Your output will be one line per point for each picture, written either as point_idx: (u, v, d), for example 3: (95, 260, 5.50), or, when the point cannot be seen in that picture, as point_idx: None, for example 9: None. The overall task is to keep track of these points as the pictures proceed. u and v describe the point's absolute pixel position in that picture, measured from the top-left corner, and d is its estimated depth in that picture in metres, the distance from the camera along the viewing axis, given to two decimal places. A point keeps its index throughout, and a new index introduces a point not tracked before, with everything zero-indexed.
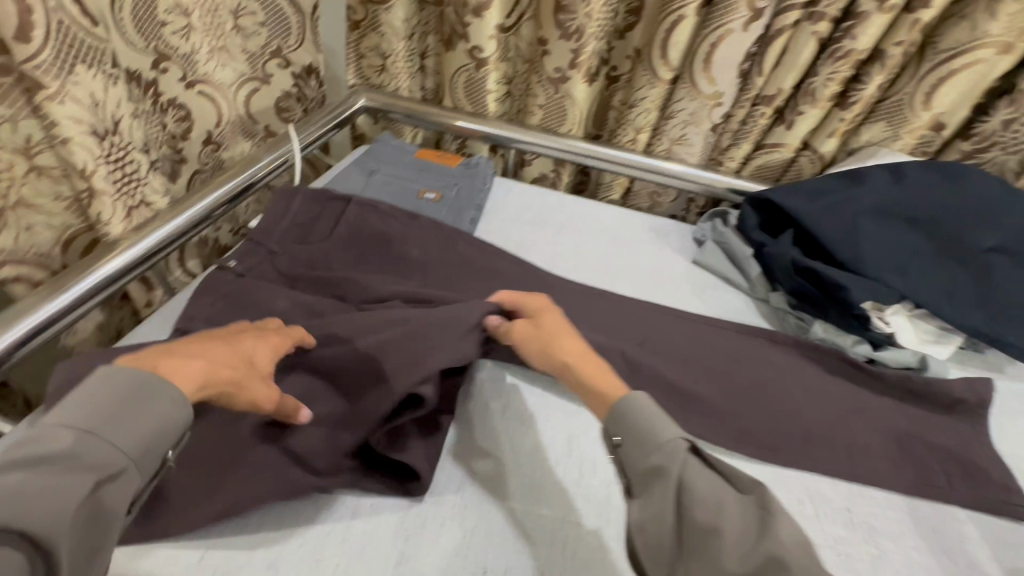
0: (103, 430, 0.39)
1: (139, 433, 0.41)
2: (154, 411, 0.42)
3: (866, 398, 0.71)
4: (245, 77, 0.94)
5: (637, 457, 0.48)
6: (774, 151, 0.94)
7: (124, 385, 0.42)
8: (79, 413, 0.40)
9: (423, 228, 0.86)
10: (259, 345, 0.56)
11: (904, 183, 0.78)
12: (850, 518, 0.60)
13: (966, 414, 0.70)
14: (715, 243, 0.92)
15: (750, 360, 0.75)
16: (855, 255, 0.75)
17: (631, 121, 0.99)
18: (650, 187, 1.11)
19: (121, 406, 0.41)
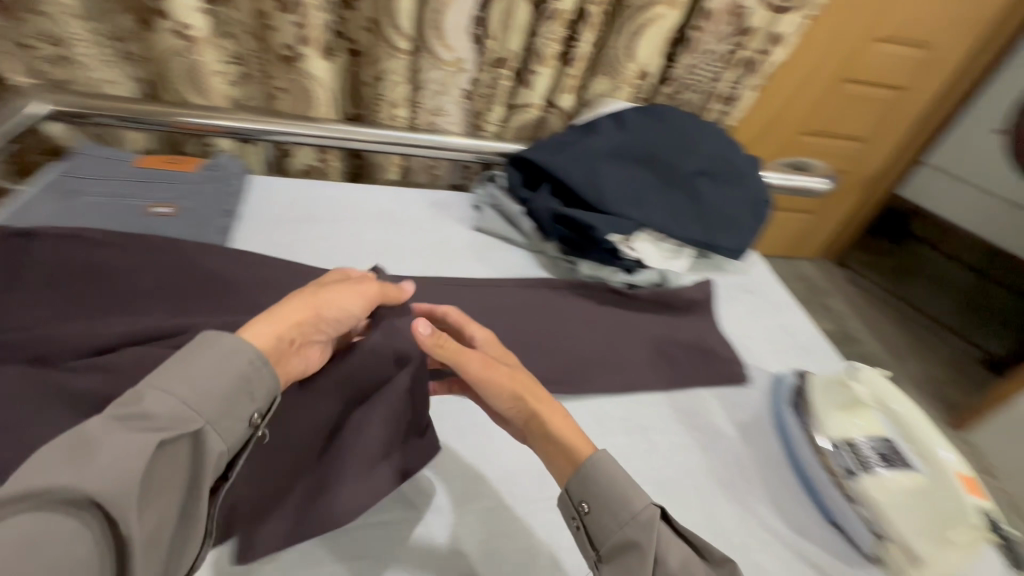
0: (205, 382, 0.41)
1: (215, 389, 0.41)
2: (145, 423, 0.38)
3: (629, 317, 0.82)
4: None
5: (608, 528, 0.47)
6: (526, 111, 1.00)
7: (224, 345, 0.43)
8: (180, 377, 0.40)
9: (153, 250, 0.71)
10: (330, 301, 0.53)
11: (625, 127, 0.90)
12: (626, 425, 0.69)
13: (700, 310, 0.85)
14: (491, 207, 0.96)
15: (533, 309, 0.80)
16: (599, 196, 0.85)
17: (384, 97, 0.96)
18: (424, 161, 1.11)
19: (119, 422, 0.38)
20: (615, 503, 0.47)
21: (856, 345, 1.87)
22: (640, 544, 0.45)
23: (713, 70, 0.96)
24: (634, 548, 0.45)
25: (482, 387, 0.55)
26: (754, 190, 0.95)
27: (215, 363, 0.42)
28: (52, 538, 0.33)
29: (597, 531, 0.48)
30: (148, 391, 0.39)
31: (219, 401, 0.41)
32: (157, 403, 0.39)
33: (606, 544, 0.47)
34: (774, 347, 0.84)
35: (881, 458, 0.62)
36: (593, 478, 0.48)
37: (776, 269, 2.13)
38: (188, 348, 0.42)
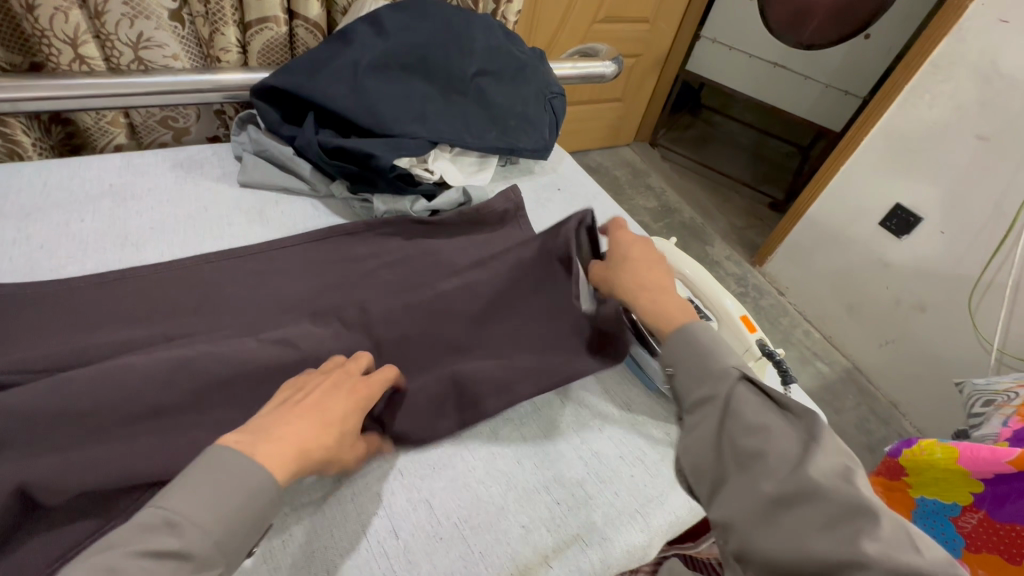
0: (232, 508, 0.37)
1: (237, 519, 0.38)
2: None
3: (442, 246, 0.76)
4: None
5: (691, 386, 0.50)
6: (265, 27, 0.81)
7: (244, 480, 0.38)
8: (204, 498, 0.37)
9: None
10: (337, 399, 0.47)
11: (386, 31, 0.77)
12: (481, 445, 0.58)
13: (513, 220, 0.81)
14: (255, 154, 0.79)
15: (331, 263, 0.70)
16: (373, 118, 0.74)
17: (50, 32, 0.70)
18: (158, 113, 0.86)
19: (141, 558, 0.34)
20: (700, 363, 0.50)
21: (677, 214, 2.06)
22: (717, 395, 0.48)
23: None
24: (714, 402, 0.48)
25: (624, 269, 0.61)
26: (542, 83, 0.91)
27: (208, 492, 0.37)
28: None
29: (681, 392, 0.51)
30: (179, 517, 0.36)
31: (235, 540, 0.38)
32: (192, 537, 0.36)
33: (691, 399, 0.50)
34: None
35: None
36: (686, 341, 0.52)
37: (601, 160, 2.22)
38: (215, 468, 0.38)
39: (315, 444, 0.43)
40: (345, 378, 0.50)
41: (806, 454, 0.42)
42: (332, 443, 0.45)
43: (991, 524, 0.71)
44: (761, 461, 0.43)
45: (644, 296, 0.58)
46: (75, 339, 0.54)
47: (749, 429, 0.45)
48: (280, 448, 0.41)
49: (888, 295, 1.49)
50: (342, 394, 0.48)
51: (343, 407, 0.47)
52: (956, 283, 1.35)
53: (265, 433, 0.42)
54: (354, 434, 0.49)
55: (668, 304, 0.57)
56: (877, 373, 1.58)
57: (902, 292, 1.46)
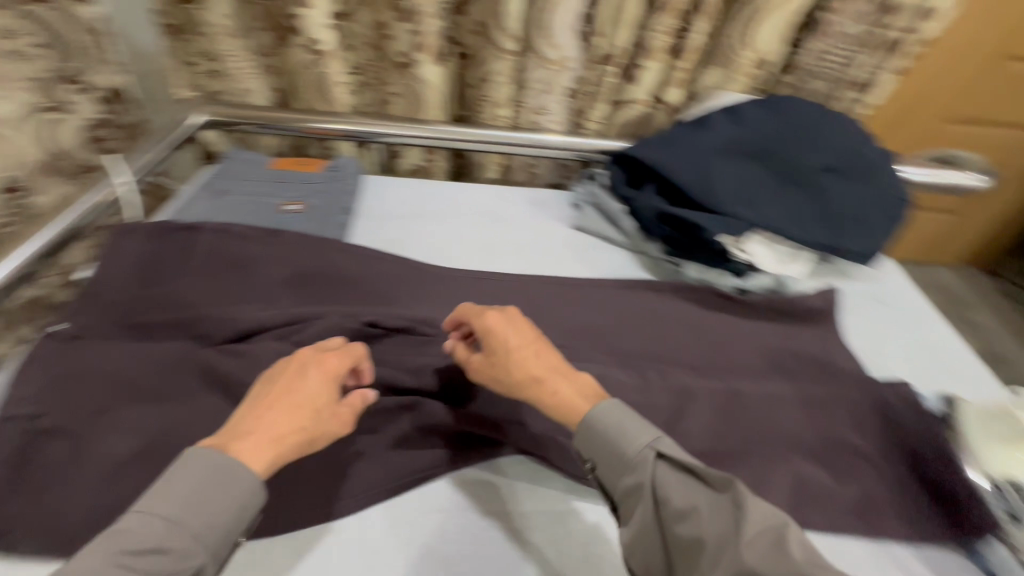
0: (218, 509, 0.43)
1: (223, 515, 0.43)
2: (232, 494, 0.44)
3: (741, 326, 0.77)
4: (39, 108, 0.84)
5: (614, 478, 0.50)
6: (631, 106, 0.96)
7: (222, 476, 0.44)
8: (198, 504, 0.43)
9: (286, 244, 0.78)
10: (308, 381, 0.51)
11: (741, 121, 0.84)
12: None
13: (822, 321, 0.77)
14: (591, 205, 0.94)
15: (637, 312, 0.78)
16: (710, 195, 0.80)
17: (490, 98, 0.97)
18: (525, 160, 1.10)
19: (205, 486, 0.43)
20: (612, 451, 0.51)
21: (1010, 365, 1.61)
22: (642, 477, 0.48)
23: (847, 54, 0.87)
24: (638, 489, 0.48)
25: (501, 353, 0.57)
26: (896, 190, 0.84)
27: (194, 497, 0.43)
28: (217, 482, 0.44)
29: (607, 482, 0.51)
30: (170, 511, 0.42)
31: (245, 510, 0.45)
32: (177, 538, 0.41)
33: (618, 488, 0.50)
34: (916, 369, 0.75)
35: None
36: (592, 433, 0.52)
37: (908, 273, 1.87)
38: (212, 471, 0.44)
39: (293, 441, 0.48)
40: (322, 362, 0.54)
41: (739, 535, 0.44)
42: (314, 431, 0.49)
43: None
44: (698, 546, 0.45)
45: (536, 386, 0.55)
46: (456, 314, 0.73)
47: (679, 515, 0.47)
48: (278, 429, 0.47)
49: None
50: (335, 362, 0.54)
51: (318, 396, 0.51)
52: None
53: (234, 429, 0.47)
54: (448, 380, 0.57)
55: (568, 393, 0.55)
56: None
57: None
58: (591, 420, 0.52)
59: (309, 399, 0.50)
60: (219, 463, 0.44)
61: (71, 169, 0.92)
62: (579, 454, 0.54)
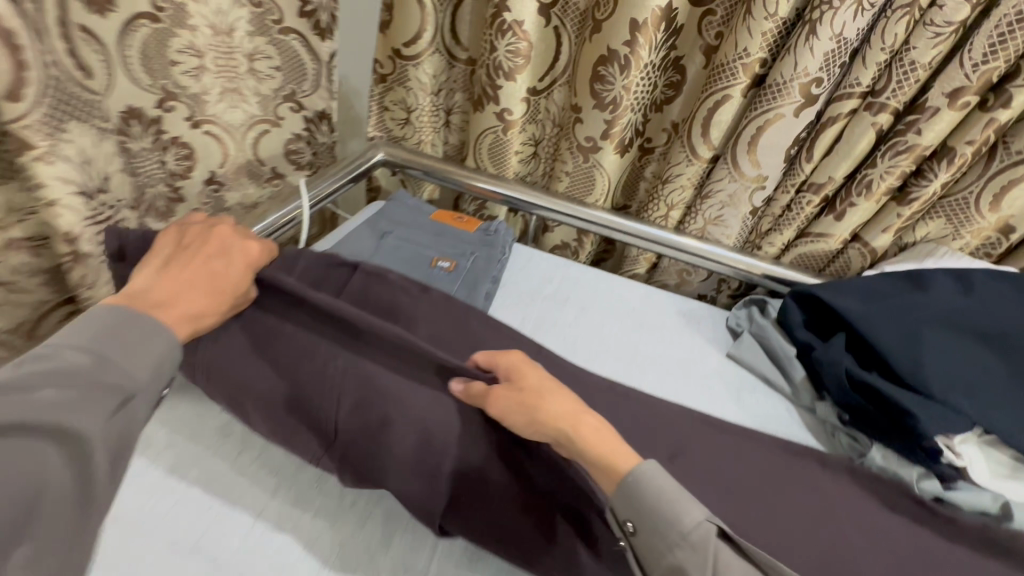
0: (151, 359, 0.48)
1: (149, 361, 0.48)
2: (154, 348, 0.49)
3: (936, 547, 0.61)
4: (256, 119, 0.89)
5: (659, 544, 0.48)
6: (821, 240, 0.85)
7: (153, 341, 0.49)
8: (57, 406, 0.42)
9: (434, 304, 0.77)
10: (520, 367, 0.59)
11: (973, 294, 0.70)
12: None
13: None
14: (753, 336, 0.84)
15: (800, 487, 0.65)
16: (919, 372, 0.66)
17: (664, 197, 0.92)
18: (680, 265, 1.02)
19: (112, 328, 0.47)
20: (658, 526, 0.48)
21: None
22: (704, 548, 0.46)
23: None
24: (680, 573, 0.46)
25: (540, 385, 0.57)
26: None
27: (128, 344, 0.47)
28: (144, 344, 0.48)
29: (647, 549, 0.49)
30: (59, 350, 0.45)
31: (148, 371, 0.48)
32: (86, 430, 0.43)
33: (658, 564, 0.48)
34: None
35: None
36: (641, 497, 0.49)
37: None
38: (112, 327, 0.47)
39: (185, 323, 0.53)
40: (515, 360, 0.59)
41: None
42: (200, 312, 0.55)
43: None
44: None
45: (569, 422, 0.54)
46: None
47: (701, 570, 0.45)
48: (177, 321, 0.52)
49: None
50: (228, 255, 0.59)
51: (227, 276, 0.57)
52: None
53: (149, 297, 0.52)
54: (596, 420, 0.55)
55: (609, 451, 0.53)
56: None
57: None
58: (634, 477, 0.50)
59: (511, 367, 0.59)
60: (127, 313, 0.49)
61: (266, 175, 0.97)
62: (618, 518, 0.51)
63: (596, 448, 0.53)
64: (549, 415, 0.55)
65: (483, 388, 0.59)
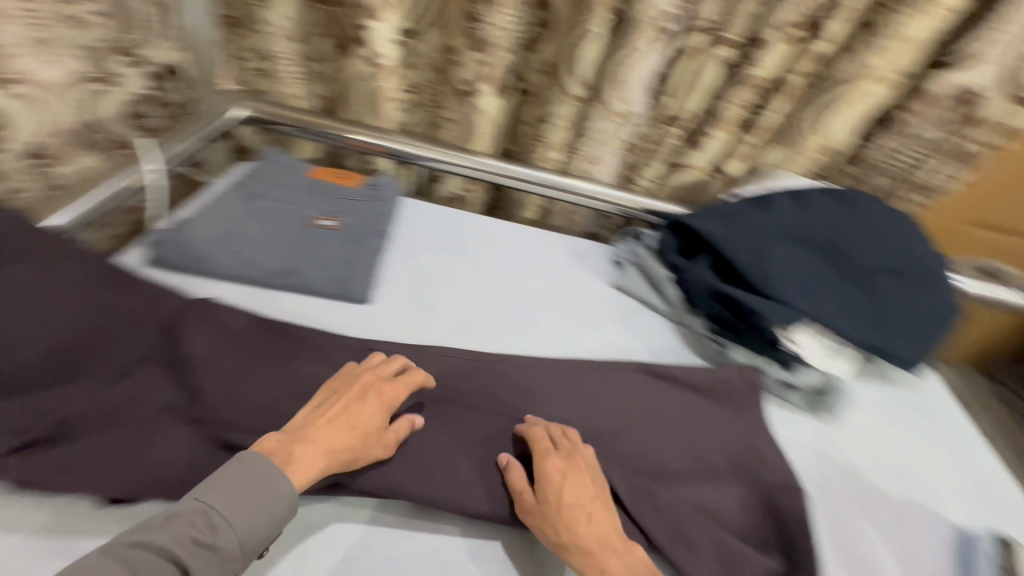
0: (258, 517, 0.47)
1: (257, 525, 0.47)
2: (271, 493, 0.48)
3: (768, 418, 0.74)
4: (77, 74, 0.73)
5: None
6: (687, 172, 0.93)
7: (271, 495, 0.48)
8: (235, 496, 0.47)
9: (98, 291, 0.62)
10: (365, 409, 0.58)
11: (806, 207, 0.81)
12: None
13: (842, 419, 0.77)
14: (634, 266, 0.91)
15: (651, 391, 0.72)
16: (765, 278, 0.77)
17: (547, 139, 0.94)
18: (568, 207, 1.06)
19: (254, 491, 0.48)
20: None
21: None
22: None
23: (918, 156, 0.84)
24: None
25: (325, 427, 0.55)
26: (944, 293, 0.83)
27: (264, 505, 0.48)
28: (267, 488, 0.49)
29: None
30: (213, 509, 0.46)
31: (280, 505, 0.49)
32: (225, 537, 0.46)
33: None
34: (959, 492, 0.71)
35: None
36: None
37: None
38: (256, 480, 0.48)
39: (334, 459, 0.54)
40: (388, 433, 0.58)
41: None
42: (357, 455, 0.55)
43: None
44: None
45: (602, 549, 0.54)
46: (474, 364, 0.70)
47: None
48: (310, 464, 0.52)
49: None
50: (392, 389, 0.60)
51: (366, 418, 0.57)
52: None
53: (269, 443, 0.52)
54: (380, 445, 0.57)
55: (591, 543, 0.54)
56: None
57: None
58: None
59: (361, 420, 0.57)
60: (259, 465, 0.49)
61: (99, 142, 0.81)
62: None
63: (586, 545, 0.54)
64: (580, 534, 0.54)
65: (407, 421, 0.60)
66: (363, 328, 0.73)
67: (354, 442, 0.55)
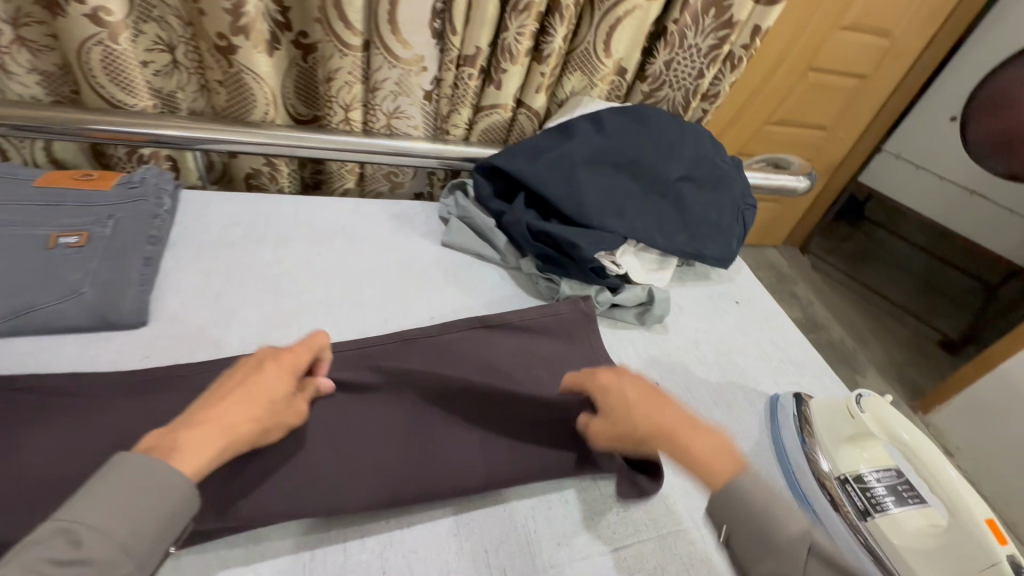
0: (146, 517, 0.38)
1: (147, 525, 0.38)
2: (156, 495, 0.39)
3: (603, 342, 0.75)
4: None
5: (749, 556, 0.44)
6: (494, 112, 0.91)
7: (161, 486, 0.39)
8: (111, 507, 0.37)
9: None
10: (268, 372, 0.51)
11: (605, 130, 0.83)
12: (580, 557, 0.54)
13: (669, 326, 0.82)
14: (460, 219, 0.87)
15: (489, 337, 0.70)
16: (580, 207, 0.78)
17: (336, 99, 0.84)
18: (384, 168, 0.99)
19: (136, 492, 0.38)
20: (759, 535, 0.44)
21: (824, 332, 2.07)
22: (792, 554, 0.43)
23: (695, 66, 0.89)
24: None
25: (254, 388, 0.49)
26: (738, 194, 0.90)
27: (129, 507, 0.38)
28: (143, 489, 0.39)
29: (739, 559, 0.45)
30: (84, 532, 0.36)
31: (141, 514, 0.38)
32: (98, 545, 0.36)
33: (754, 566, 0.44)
34: (768, 364, 0.80)
35: (893, 494, 0.58)
36: (739, 504, 0.45)
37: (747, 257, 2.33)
38: (133, 481, 0.39)
39: (246, 431, 0.46)
40: (266, 380, 0.50)
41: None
42: (267, 423, 0.49)
43: None
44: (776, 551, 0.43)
45: (668, 440, 0.49)
46: None
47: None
48: (211, 442, 0.44)
49: None
50: (295, 353, 0.54)
51: (270, 387, 0.50)
52: None
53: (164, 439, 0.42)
54: (290, 410, 0.53)
55: (702, 449, 0.47)
56: None
57: None
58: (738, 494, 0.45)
59: (267, 393, 0.50)
60: (148, 470, 0.39)
61: None
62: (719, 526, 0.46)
63: (671, 434, 0.49)
64: (666, 420, 0.50)
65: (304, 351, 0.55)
66: (145, 353, 0.62)
67: (262, 415, 0.48)
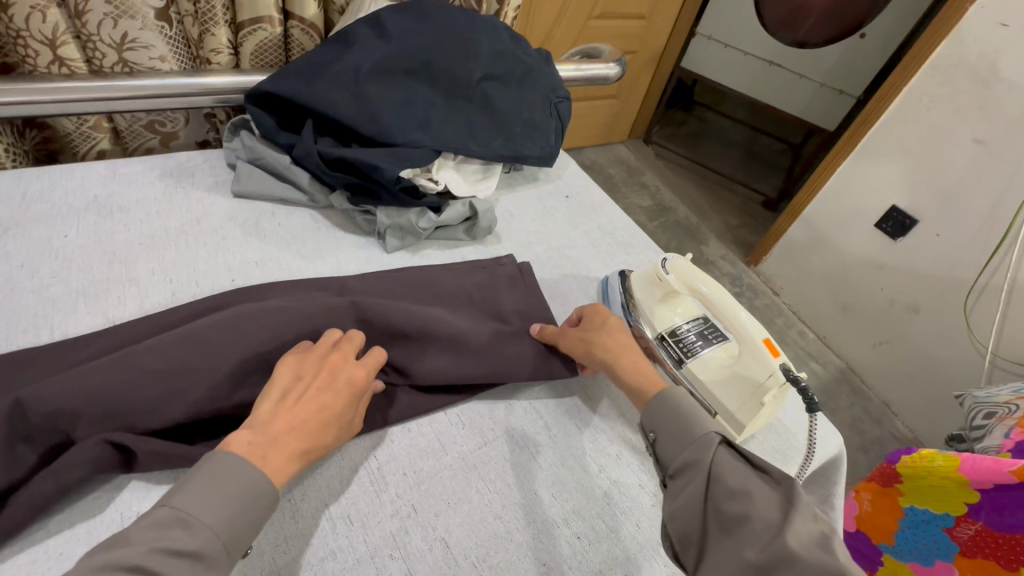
0: (239, 512, 0.37)
1: (242, 521, 0.37)
2: (253, 487, 0.38)
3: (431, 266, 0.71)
4: None
5: (673, 451, 0.47)
6: (259, 28, 0.77)
7: (250, 488, 0.38)
8: (213, 492, 0.36)
9: None
10: (334, 394, 0.46)
11: (387, 34, 0.74)
12: (374, 464, 0.52)
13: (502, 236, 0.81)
14: (249, 162, 0.75)
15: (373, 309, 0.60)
16: (376, 125, 0.70)
17: (25, 31, 0.65)
18: (141, 118, 0.81)
19: (237, 482, 0.37)
20: (682, 426, 0.47)
21: (671, 214, 2.26)
22: (700, 459, 0.44)
23: None
24: (697, 465, 0.44)
25: (316, 415, 0.44)
26: (547, 87, 0.87)
27: (224, 490, 0.37)
28: (239, 489, 0.37)
29: (662, 457, 0.47)
30: (195, 510, 0.35)
31: (243, 515, 0.37)
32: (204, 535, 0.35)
33: (671, 465, 0.46)
34: (597, 251, 0.83)
35: (701, 338, 0.64)
36: (667, 405, 0.49)
37: (596, 157, 2.43)
38: (226, 474, 0.37)
39: (314, 453, 0.43)
40: (331, 403, 0.45)
41: (786, 521, 0.39)
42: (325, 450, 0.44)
43: (984, 534, 0.78)
44: (746, 525, 0.39)
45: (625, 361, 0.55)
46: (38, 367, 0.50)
47: (732, 494, 0.41)
48: (280, 462, 0.40)
49: (883, 296, 1.63)
50: (364, 372, 0.49)
51: (333, 406, 0.45)
52: (947, 287, 1.48)
53: (266, 435, 0.41)
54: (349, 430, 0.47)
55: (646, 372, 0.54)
56: (867, 371, 1.73)
57: (897, 293, 1.60)
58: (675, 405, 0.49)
59: (334, 417, 0.45)
60: (240, 465, 0.38)
61: None
62: (641, 429, 0.50)
63: (622, 365, 0.55)
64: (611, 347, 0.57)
65: (365, 373, 0.49)
66: None
67: (328, 436, 0.44)
